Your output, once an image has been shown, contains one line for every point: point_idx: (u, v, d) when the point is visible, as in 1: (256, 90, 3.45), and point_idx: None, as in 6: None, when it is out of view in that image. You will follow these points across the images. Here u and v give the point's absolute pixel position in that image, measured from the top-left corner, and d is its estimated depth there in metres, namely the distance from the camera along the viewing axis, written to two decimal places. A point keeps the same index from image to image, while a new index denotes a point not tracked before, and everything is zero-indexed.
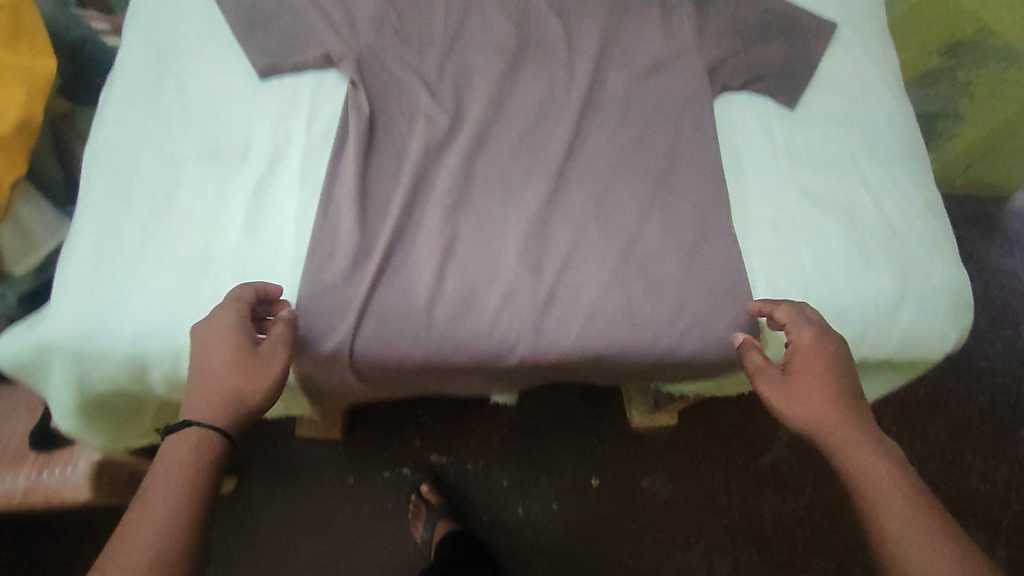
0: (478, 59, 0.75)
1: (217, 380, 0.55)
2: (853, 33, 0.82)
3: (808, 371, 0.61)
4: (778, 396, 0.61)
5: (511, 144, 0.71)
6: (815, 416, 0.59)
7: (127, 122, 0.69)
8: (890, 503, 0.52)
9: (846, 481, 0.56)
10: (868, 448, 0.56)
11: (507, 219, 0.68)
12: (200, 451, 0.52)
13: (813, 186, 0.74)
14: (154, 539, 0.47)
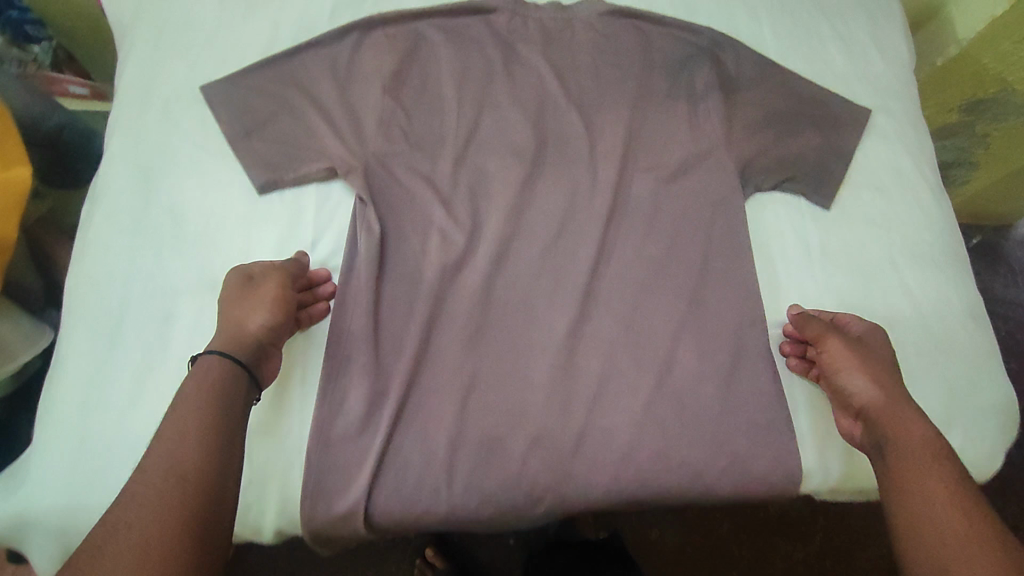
0: (495, 163, 0.70)
1: (227, 319, 0.58)
2: (887, 121, 0.78)
3: (877, 347, 0.62)
4: (843, 366, 0.61)
5: (534, 260, 0.67)
6: (875, 374, 0.60)
7: (116, 254, 0.64)
8: (925, 484, 0.51)
9: (889, 457, 0.55)
10: (913, 417, 0.57)
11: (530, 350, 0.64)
12: (212, 369, 0.54)
13: (853, 295, 0.70)
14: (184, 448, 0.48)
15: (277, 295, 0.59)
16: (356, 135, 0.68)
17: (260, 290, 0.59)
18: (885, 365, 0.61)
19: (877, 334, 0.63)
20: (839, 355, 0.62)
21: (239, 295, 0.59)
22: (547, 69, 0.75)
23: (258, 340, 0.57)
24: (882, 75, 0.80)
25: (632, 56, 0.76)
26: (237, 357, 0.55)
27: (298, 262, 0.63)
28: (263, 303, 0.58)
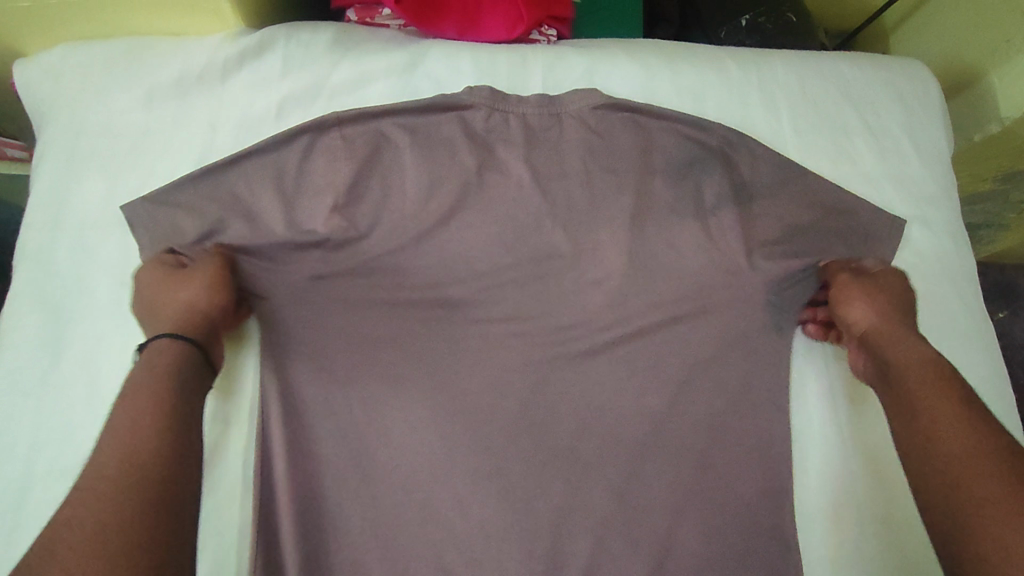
0: (468, 298, 0.62)
1: (164, 300, 0.54)
2: (922, 234, 0.68)
3: (887, 285, 0.61)
4: (846, 298, 0.61)
5: (509, 418, 0.59)
6: (876, 304, 0.60)
7: (16, 420, 0.54)
8: (935, 409, 0.51)
9: (892, 377, 0.55)
10: (915, 342, 0.56)
11: (505, 528, 0.56)
12: (156, 351, 0.48)
13: (886, 471, 0.63)
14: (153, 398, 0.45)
15: (213, 273, 0.55)
16: (308, 268, 0.59)
17: (197, 268, 0.55)
18: (891, 296, 0.61)
19: (888, 274, 0.62)
20: (845, 296, 0.61)
21: (172, 278, 0.54)
22: (531, 178, 0.65)
23: (202, 314, 0.53)
24: (915, 177, 0.70)
25: (630, 161, 0.67)
26: (183, 336, 0.50)
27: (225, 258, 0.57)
28: (197, 278, 0.54)
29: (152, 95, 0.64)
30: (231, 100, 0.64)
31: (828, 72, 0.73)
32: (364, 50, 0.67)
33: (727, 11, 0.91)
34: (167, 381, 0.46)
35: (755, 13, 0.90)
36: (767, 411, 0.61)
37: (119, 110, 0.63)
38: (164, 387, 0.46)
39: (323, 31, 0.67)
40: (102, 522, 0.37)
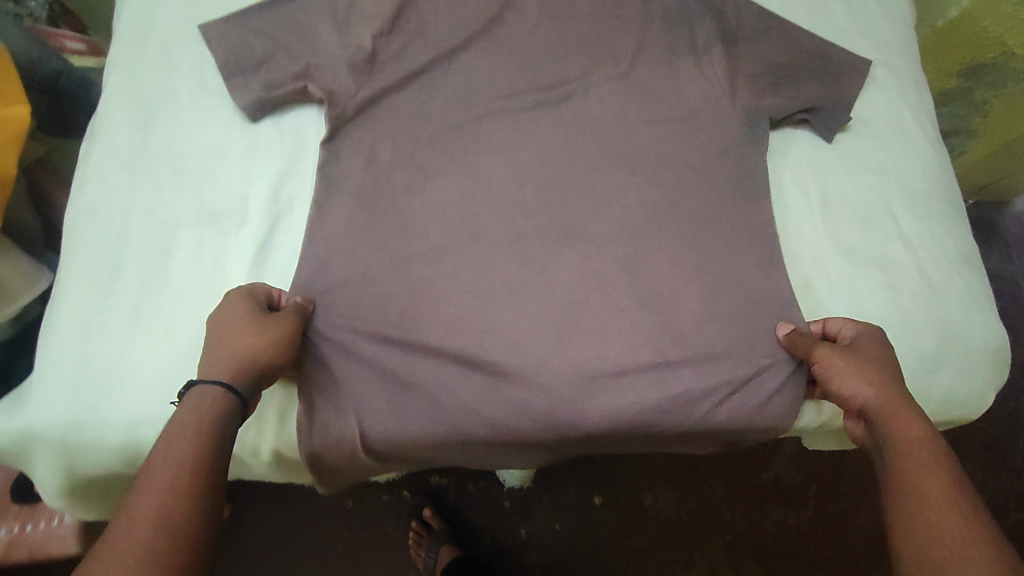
0: (494, 112, 0.72)
1: (232, 337, 0.54)
2: (887, 73, 0.79)
3: (868, 354, 0.61)
4: (838, 373, 0.60)
5: (530, 209, 0.69)
6: (873, 376, 0.58)
7: (112, 182, 0.64)
8: (926, 489, 0.50)
9: (890, 453, 0.54)
10: (913, 414, 0.55)
11: (529, 293, 0.66)
12: (209, 398, 0.50)
13: (853, 242, 0.70)
14: (183, 449, 0.46)
15: (292, 333, 0.57)
16: (360, 81, 0.69)
17: (272, 321, 0.56)
18: (881, 361, 0.60)
19: (865, 337, 0.62)
20: (834, 370, 0.60)
21: (249, 323, 0.55)
22: (548, 19, 0.76)
23: (258, 366, 0.54)
24: (880, 30, 0.81)
25: (634, 8, 0.77)
26: (239, 390, 0.52)
27: (251, 290, 0.59)
28: (276, 336, 0.56)
29: None
30: None
31: None
32: None
33: None
34: (228, 426, 0.50)
35: None
36: (754, 208, 0.70)
37: None
38: (218, 437, 0.48)
39: None
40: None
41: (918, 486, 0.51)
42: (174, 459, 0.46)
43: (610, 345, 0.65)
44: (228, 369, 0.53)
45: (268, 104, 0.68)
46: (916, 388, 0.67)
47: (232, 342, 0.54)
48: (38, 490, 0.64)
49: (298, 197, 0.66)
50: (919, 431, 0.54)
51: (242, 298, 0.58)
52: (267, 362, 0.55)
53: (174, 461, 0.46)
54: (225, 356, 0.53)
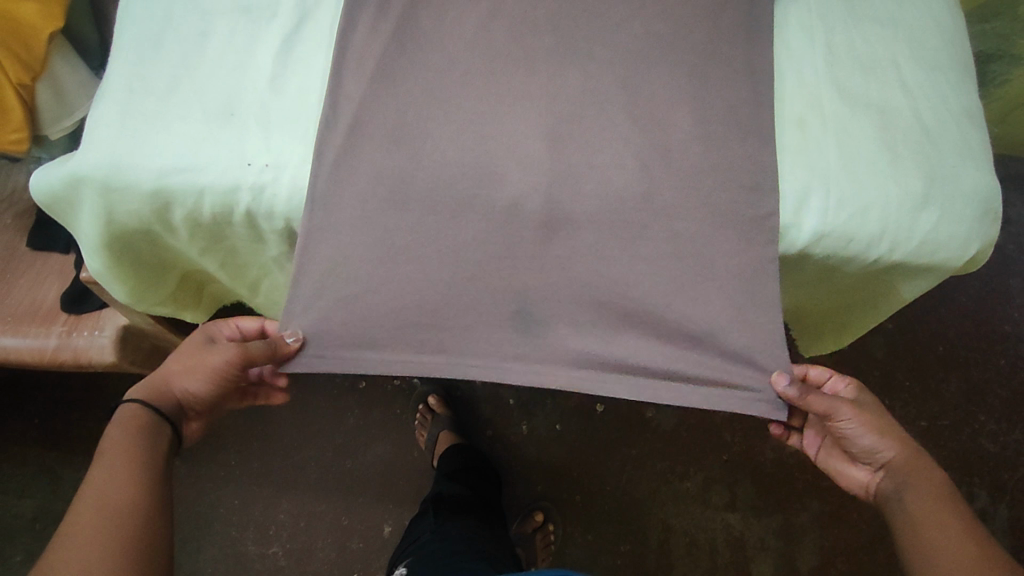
0: None
1: (181, 365, 0.72)
2: None
3: (871, 406, 0.74)
4: (859, 429, 0.72)
5: (538, 29, 0.72)
6: (883, 431, 0.72)
7: None
8: (946, 521, 0.65)
9: (911, 491, 0.69)
10: (925, 464, 0.71)
11: (528, 105, 0.69)
12: (131, 417, 0.67)
13: (852, 86, 0.71)
14: (115, 462, 0.61)
15: (225, 364, 0.70)
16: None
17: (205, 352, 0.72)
18: (881, 412, 0.74)
19: (862, 392, 0.76)
20: (851, 428, 0.72)
21: (194, 346, 0.74)
22: None
23: (169, 398, 0.71)
24: None
25: None
26: (160, 407, 0.69)
27: (213, 326, 0.77)
28: (200, 367, 0.71)
29: None
30: None
31: None
32: None
33: None
34: (147, 441, 0.65)
35: None
36: (759, 49, 0.72)
37: None
38: (150, 448, 0.65)
39: None
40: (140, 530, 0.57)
41: (935, 516, 0.66)
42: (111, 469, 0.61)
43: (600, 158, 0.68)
44: (153, 394, 0.71)
45: None
46: (901, 224, 0.67)
47: (164, 374, 0.72)
48: (80, 248, 0.72)
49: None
50: (936, 480, 0.69)
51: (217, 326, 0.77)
52: (189, 391, 0.72)
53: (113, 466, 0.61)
54: (170, 373, 0.72)
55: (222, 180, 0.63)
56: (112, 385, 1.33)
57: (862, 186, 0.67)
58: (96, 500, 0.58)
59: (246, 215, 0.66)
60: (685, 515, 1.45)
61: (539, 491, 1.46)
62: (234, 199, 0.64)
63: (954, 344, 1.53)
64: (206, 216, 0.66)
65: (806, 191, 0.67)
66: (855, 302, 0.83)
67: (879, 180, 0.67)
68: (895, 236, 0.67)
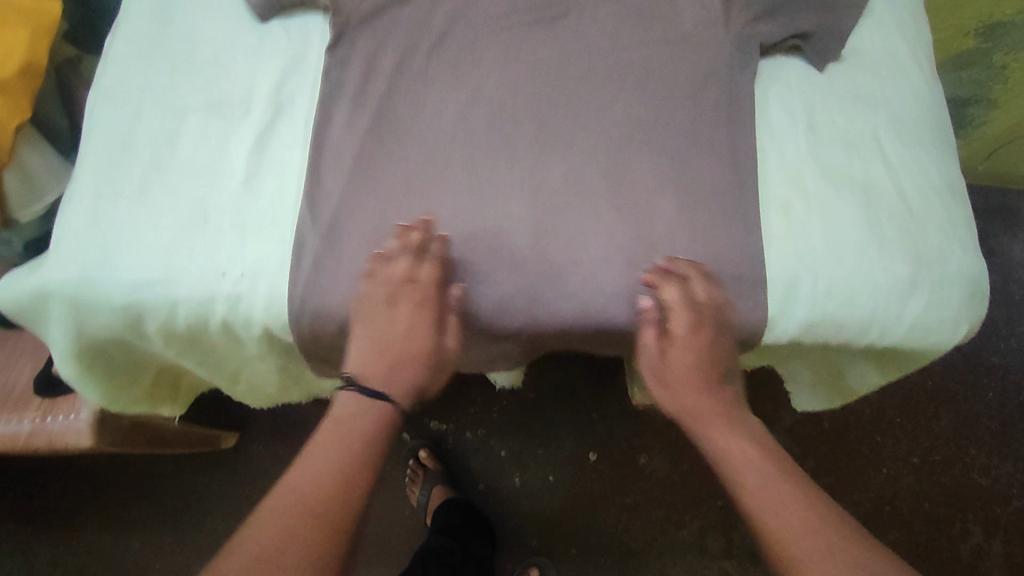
0: (488, 21, 0.74)
1: (387, 338, 0.64)
2: (885, 6, 0.78)
3: (692, 354, 0.67)
4: (665, 380, 0.68)
5: (519, 118, 0.71)
6: (682, 395, 0.68)
7: (130, 69, 0.68)
8: (754, 490, 0.60)
9: (714, 465, 0.64)
10: (723, 430, 0.65)
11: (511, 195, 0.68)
12: (381, 416, 0.62)
13: (837, 165, 0.70)
14: (338, 457, 0.58)
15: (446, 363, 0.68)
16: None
17: (427, 322, 0.65)
18: (698, 358, 0.67)
19: (702, 329, 0.66)
20: (660, 389, 0.69)
21: (429, 277, 0.64)
22: None
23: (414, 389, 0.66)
24: None
25: None
26: (399, 404, 0.64)
27: (433, 252, 0.64)
28: (431, 358, 0.66)
29: None
30: None
31: None
32: None
33: None
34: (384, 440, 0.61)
35: None
36: (741, 130, 0.71)
37: None
38: (383, 446, 0.61)
39: None
40: (334, 521, 0.54)
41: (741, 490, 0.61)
42: (332, 459, 0.58)
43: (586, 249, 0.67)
44: (387, 381, 0.64)
45: (276, 5, 0.70)
46: (889, 311, 0.67)
47: (387, 357, 0.64)
48: (50, 355, 0.68)
49: (300, 92, 0.69)
50: (743, 454, 0.63)
51: (414, 256, 0.64)
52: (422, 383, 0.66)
53: (326, 467, 0.57)
54: (372, 347, 0.64)
55: (198, 292, 0.61)
56: (92, 458, 1.29)
57: (849, 273, 0.67)
58: (314, 486, 0.55)
59: (223, 324, 0.63)
60: (682, 563, 1.43)
61: (534, 545, 1.44)
62: (210, 310, 0.62)
63: (943, 380, 1.53)
64: (181, 327, 0.63)
65: (794, 281, 0.66)
66: (814, 380, 0.85)
67: (866, 265, 0.67)
68: (884, 322, 0.67)
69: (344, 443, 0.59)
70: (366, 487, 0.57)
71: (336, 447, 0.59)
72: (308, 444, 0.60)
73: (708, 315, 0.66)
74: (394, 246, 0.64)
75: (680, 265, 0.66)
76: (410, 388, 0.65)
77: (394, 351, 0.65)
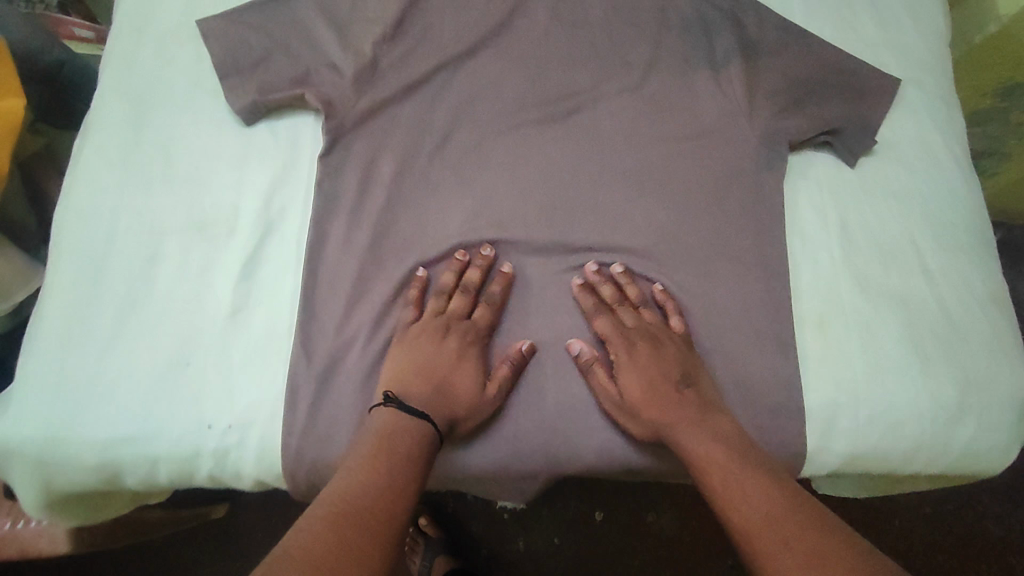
0: (497, 120, 0.69)
1: (437, 362, 0.59)
2: (917, 93, 0.74)
3: (642, 353, 0.61)
4: (598, 385, 0.60)
5: (531, 226, 0.65)
6: (623, 388, 0.60)
7: (100, 185, 0.61)
8: (741, 507, 0.51)
9: (693, 471, 0.56)
10: (687, 426, 0.57)
11: (524, 315, 0.63)
12: (417, 430, 0.54)
13: (873, 277, 0.66)
14: (384, 466, 0.50)
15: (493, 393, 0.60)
16: (372, 74, 0.67)
17: (476, 355, 0.60)
18: (653, 362, 0.60)
19: (647, 332, 0.62)
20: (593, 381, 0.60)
21: (490, 307, 0.62)
22: (559, 22, 0.72)
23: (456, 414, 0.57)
24: (910, 46, 0.76)
25: (650, 16, 0.73)
26: (438, 425, 0.56)
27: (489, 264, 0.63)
28: (474, 388, 0.58)
29: None
30: None
31: None
32: None
33: None
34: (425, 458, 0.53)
35: None
36: (770, 238, 0.66)
37: None
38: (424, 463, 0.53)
39: None
40: (371, 514, 0.47)
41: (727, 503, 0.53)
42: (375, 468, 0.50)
43: (597, 327, 0.62)
44: (428, 404, 0.57)
45: (263, 109, 0.64)
46: (936, 440, 0.62)
47: (428, 376, 0.58)
48: None
49: (291, 206, 0.63)
50: (725, 458, 0.55)
51: (457, 291, 0.62)
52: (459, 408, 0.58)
53: (372, 474, 0.50)
54: (419, 372, 0.58)
55: (182, 448, 0.55)
56: None
57: (892, 400, 0.62)
58: (354, 491, 0.48)
59: (210, 478, 0.57)
60: None
61: None
62: (196, 465, 0.55)
63: None
64: (163, 481, 0.56)
65: (833, 411, 0.62)
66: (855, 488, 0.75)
67: (911, 391, 0.62)
68: (930, 451, 0.62)
69: (379, 458, 0.51)
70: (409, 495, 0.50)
71: (372, 462, 0.50)
72: (343, 463, 0.52)
73: (639, 335, 0.62)
74: (448, 282, 0.62)
75: (614, 278, 0.65)
76: (449, 415, 0.57)
77: (446, 382, 0.58)
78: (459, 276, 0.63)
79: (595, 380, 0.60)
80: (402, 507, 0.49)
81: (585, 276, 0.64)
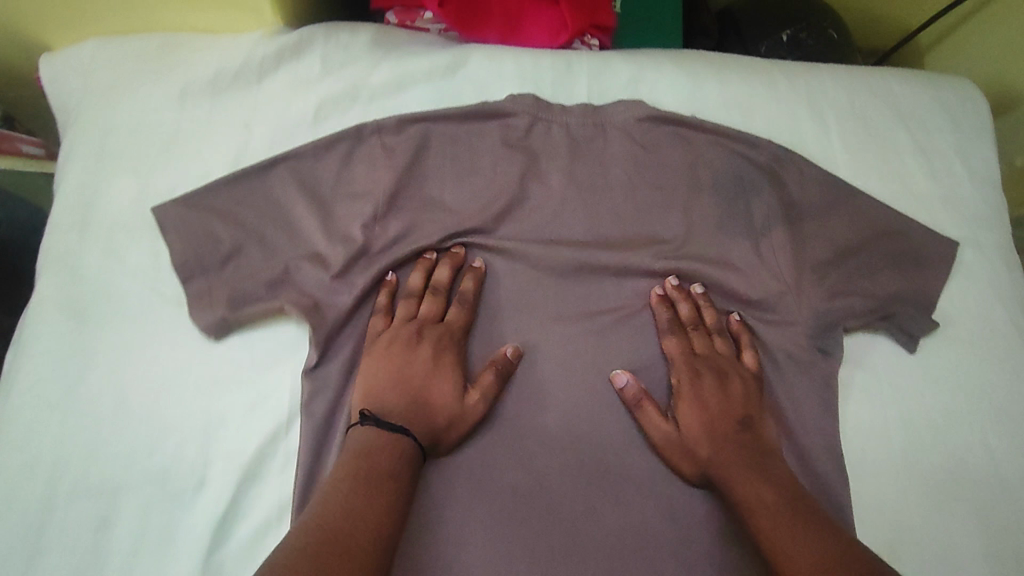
0: (506, 310, 0.60)
1: (410, 371, 0.53)
2: (974, 256, 0.66)
3: (712, 380, 0.57)
4: (654, 413, 0.56)
5: (558, 440, 0.56)
6: (683, 418, 0.56)
7: (37, 433, 0.51)
8: (792, 543, 0.46)
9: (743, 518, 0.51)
10: (750, 463, 0.53)
11: (534, 402, 0.57)
12: (385, 447, 0.48)
13: (944, 489, 0.59)
14: (350, 489, 0.45)
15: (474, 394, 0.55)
16: (363, 265, 0.58)
17: (453, 361, 0.55)
18: (722, 395, 0.57)
19: (723, 360, 0.59)
20: (650, 417, 0.56)
21: (463, 306, 0.57)
22: (575, 189, 0.63)
23: (432, 421, 0.52)
24: (966, 199, 0.68)
25: (678, 176, 0.64)
26: (417, 439, 0.50)
27: (454, 260, 0.59)
28: (447, 389, 0.54)
29: (185, 95, 0.60)
30: (264, 100, 0.61)
31: (877, 86, 0.71)
32: (405, 52, 0.64)
33: (767, 25, 0.84)
34: (403, 479, 0.48)
35: (796, 27, 0.83)
36: (827, 444, 0.58)
37: (147, 106, 0.59)
38: (403, 486, 0.47)
39: (360, 32, 0.64)
40: (364, 545, 0.42)
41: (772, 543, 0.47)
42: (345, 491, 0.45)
43: (667, 347, 0.59)
44: (404, 414, 0.51)
45: (235, 322, 0.55)
46: None
47: (399, 381, 0.53)
48: None
49: (271, 440, 0.53)
50: (774, 501, 0.50)
51: (426, 293, 0.58)
52: (437, 413, 0.53)
53: (341, 500, 0.44)
54: (391, 381, 0.53)
55: None
56: None
57: None
58: (327, 512, 0.43)
59: None
60: None
61: None
62: None
63: None
64: None
65: None
66: None
67: None
68: None
69: (357, 478, 0.46)
70: (388, 516, 0.45)
71: (348, 483, 0.45)
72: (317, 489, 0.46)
73: (715, 363, 0.58)
74: (416, 285, 0.58)
75: (693, 298, 0.61)
76: (426, 423, 0.52)
77: (421, 393, 0.53)
78: (428, 277, 0.59)
79: (646, 418, 0.56)
80: (385, 533, 0.43)
81: (665, 288, 0.61)
